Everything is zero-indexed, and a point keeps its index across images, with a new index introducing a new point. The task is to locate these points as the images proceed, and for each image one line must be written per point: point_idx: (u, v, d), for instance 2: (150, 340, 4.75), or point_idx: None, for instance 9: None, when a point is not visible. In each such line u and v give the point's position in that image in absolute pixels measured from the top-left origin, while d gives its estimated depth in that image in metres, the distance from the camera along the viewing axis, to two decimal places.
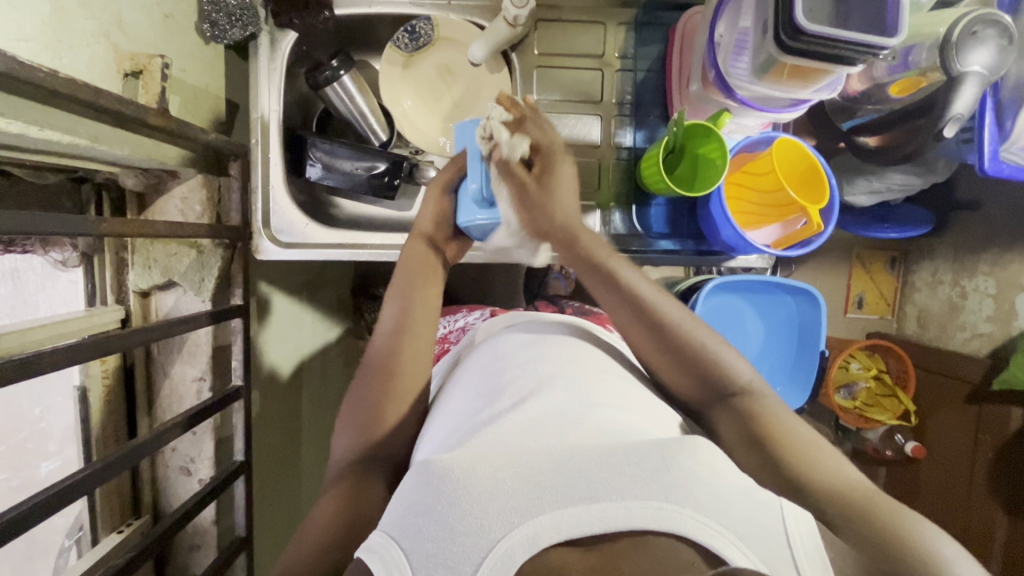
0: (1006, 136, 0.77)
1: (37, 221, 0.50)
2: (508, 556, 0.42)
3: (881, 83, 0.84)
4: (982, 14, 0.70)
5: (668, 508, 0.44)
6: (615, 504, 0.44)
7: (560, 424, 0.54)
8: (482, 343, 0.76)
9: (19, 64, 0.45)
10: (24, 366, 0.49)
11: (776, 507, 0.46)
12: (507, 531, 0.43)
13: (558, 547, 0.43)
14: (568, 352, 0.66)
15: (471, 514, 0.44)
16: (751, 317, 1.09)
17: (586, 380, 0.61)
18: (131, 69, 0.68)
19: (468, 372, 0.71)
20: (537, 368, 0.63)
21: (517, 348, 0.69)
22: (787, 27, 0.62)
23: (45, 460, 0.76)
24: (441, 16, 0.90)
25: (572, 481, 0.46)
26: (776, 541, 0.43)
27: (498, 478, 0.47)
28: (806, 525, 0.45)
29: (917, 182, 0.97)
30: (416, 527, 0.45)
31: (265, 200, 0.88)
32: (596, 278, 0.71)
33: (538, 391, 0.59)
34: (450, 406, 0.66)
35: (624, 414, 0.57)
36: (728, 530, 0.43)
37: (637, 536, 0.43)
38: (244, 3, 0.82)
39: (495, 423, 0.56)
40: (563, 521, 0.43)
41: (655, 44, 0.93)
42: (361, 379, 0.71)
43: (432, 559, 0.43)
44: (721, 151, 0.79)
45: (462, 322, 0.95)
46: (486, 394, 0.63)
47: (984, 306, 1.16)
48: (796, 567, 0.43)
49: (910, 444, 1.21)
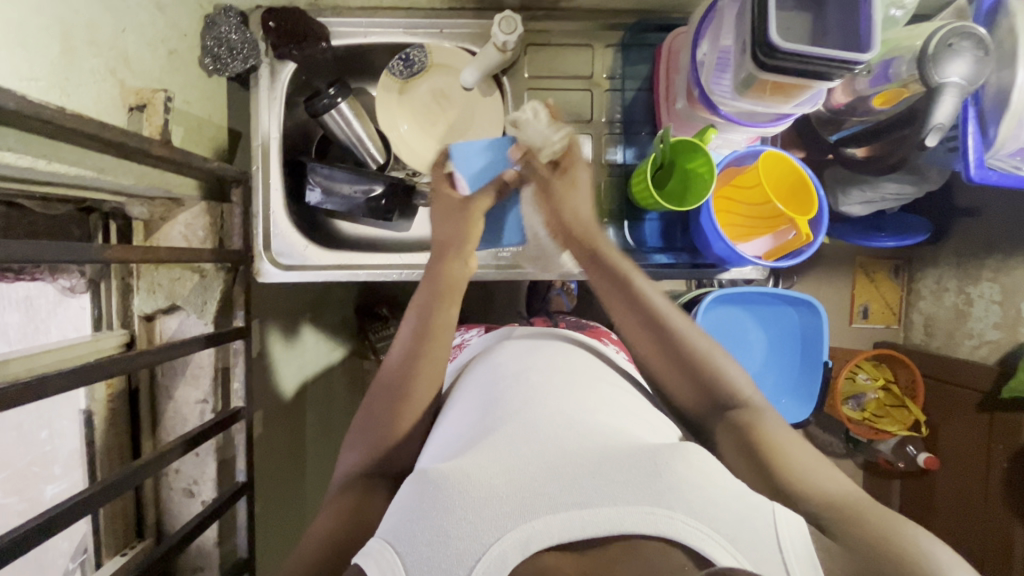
0: (990, 144, 0.78)
1: (46, 250, 0.52)
2: (502, 558, 0.43)
3: (864, 96, 0.84)
4: (957, 27, 0.71)
5: (659, 513, 0.44)
6: (606, 509, 0.44)
7: (556, 430, 0.54)
8: (481, 355, 0.77)
9: (29, 103, 0.48)
10: (30, 389, 0.51)
11: (766, 511, 0.45)
12: (500, 536, 0.44)
13: (551, 551, 0.43)
14: (564, 362, 0.67)
15: (466, 520, 0.45)
16: (753, 328, 1.09)
17: (588, 389, 0.61)
18: (136, 103, 0.72)
19: (466, 383, 0.71)
20: (534, 375, 0.64)
21: (514, 357, 0.69)
22: (762, 47, 0.64)
23: (51, 484, 0.79)
24: (435, 43, 0.94)
25: (563, 488, 0.46)
26: (763, 540, 0.43)
27: (492, 486, 0.47)
28: (799, 534, 0.44)
29: (910, 191, 0.97)
30: (413, 533, 0.46)
31: (266, 223, 0.91)
32: (612, 290, 0.73)
33: (533, 398, 0.59)
34: (450, 413, 0.66)
35: (617, 420, 0.57)
36: (717, 533, 0.43)
37: (628, 541, 0.43)
38: (245, 38, 0.88)
39: (489, 430, 0.56)
40: (554, 526, 0.44)
41: (641, 64, 0.96)
42: (374, 396, 0.69)
43: (427, 562, 0.44)
44: (709, 165, 0.80)
45: (462, 340, 0.94)
46: (484, 400, 0.62)
47: (990, 313, 1.15)
48: (786, 567, 0.42)
49: (922, 455, 1.18)
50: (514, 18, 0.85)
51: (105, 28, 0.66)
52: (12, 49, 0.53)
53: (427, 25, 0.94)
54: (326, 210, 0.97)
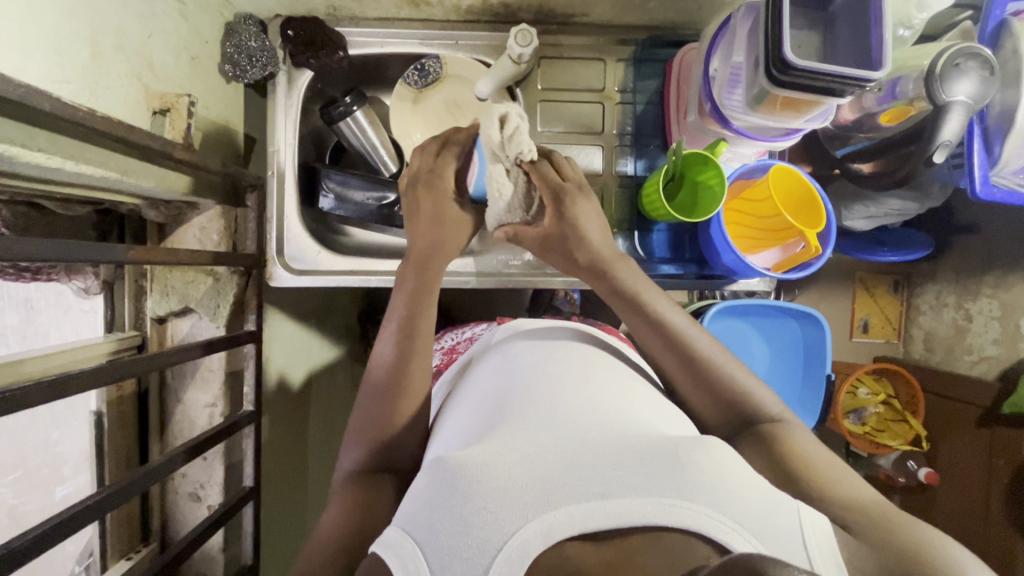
0: (996, 161, 0.80)
1: (70, 250, 0.53)
2: (522, 549, 0.42)
3: (872, 113, 0.87)
4: (964, 47, 0.73)
5: (681, 505, 0.44)
6: (628, 500, 0.44)
7: (571, 418, 0.54)
8: (491, 347, 0.75)
9: (62, 105, 0.49)
10: (51, 388, 0.52)
11: (793, 510, 0.45)
12: (522, 525, 0.43)
13: (571, 541, 0.43)
14: (577, 354, 0.66)
15: (486, 509, 0.44)
16: (757, 342, 1.10)
17: (599, 381, 0.61)
18: (160, 107, 0.73)
19: (476, 373, 0.70)
20: (546, 367, 0.63)
21: (526, 349, 0.68)
22: (776, 63, 0.65)
23: (60, 486, 0.80)
24: (450, 54, 0.95)
25: (583, 478, 0.46)
26: (789, 536, 0.43)
27: (511, 475, 0.47)
28: (822, 533, 0.44)
29: (912, 207, 0.99)
30: (431, 522, 0.45)
31: (280, 228, 0.91)
32: (633, 313, 0.73)
33: (548, 389, 0.58)
34: (462, 403, 0.65)
35: (634, 412, 0.57)
36: (743, 528, 0.43)
37: (652, 532, 0.43)
38: (263, 45, 0.88)
39: (504, 419, 0.55)
40: (575, 516, 0.43)
41: (652, 79, 0.98)
42: (365, 396, 0.69)
43: (448, 552, 0.43)
44: (720, 177, 0.82)
45: (471, 334, 0.93)
46: (497, 390, 0.62)
47: (989, 328, 1.16)
48: (811, 564, 0.42)
49: (922, 469, 1.20)
50: (530, 32, 0.87)
51: (132, 33, 0.67)
52: (46, 52, 0.54)
53: (442, 37, 0.95)
54: (337, 216, 0.98)
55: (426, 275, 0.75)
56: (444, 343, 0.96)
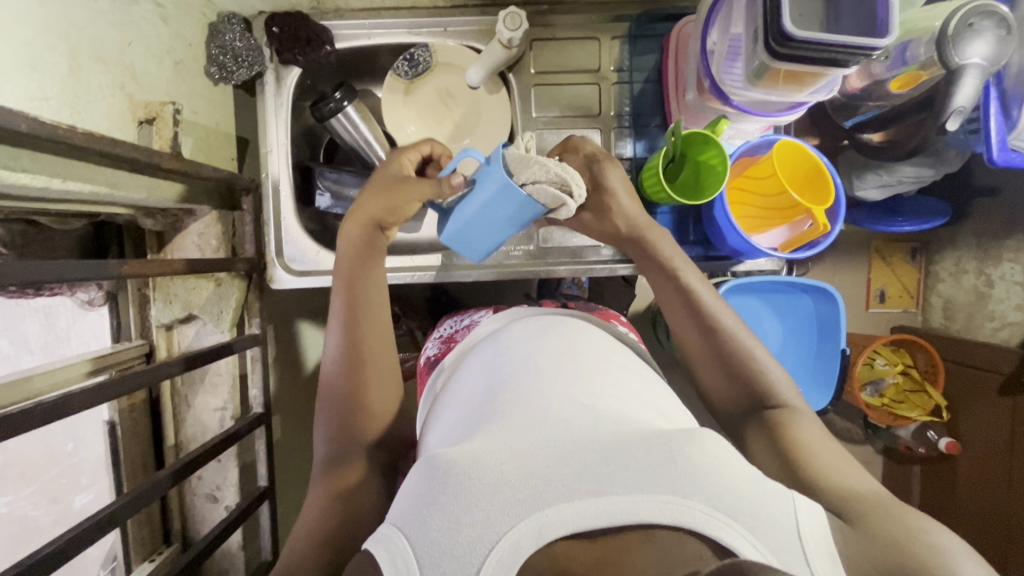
0: (1013, 125, 0.76)
1: (66, 270, 0.53)
2: (514, 550, 0.42)
3: (881, 79, 0.83)
4: (979, 5, 0.69)
5: (675, 501, 0.43)
6: (620, 498, 0.43)
7: (565, 414, 0.52)
8: (487, 338, 0.74)
9: (41, 124, 0.48)
10: (55, 409, 0.52)
11: (787, 499, 0.44)
12: (513, 524, 0.43)
13: (562, 540, 0.42)
14: (569, 343, 0.65)
15: (477, 506, 0.44)
16: (768, 318, 1.08)
17: (591, 371, 0.59)
18: (145, 116, 0.72)
19: (470, 364, 0.69)
20: (540, 360, 0.61)
21: (524, 338, 0.67)
22: (775, 35, 0.62)
23: (79, 494, 0.83)
24: (439, 43, 0.93)
25: (577, 474, 0.45)
26: (785, 530, 0.42)
27: (503, 471, 0.46)
28: (817, 523, 0.43)
29: (928, 174, 0.94)
30: (423, 519, 0.45)
31: (278, 229, 0.89)
32: (667, 284, 0.72)
33: (542, 383, 0.57)
34: (454, 399, 0.64)
35: (626, 405, 0.55)
36: (735, 522, 0.42)
37: (644, 529, 0.42)
38: (249, 44, 0.87)
39: (499, 415, 0.54)
40: (567, 515, 0.43)
41: (650, 55, 0.94)
42: (323, 403, 0.66)
43: (438, 549, 0.43)
44: (721, 158, 0.79)
45: (468, 321, 0.91)
46: (491, 384, 0.60)
47: (1011, 294, 1.12)
48: (810, 564, 0.41)
49: (943, 439, 1.17)
50: (519, 15, 0.84)
51: (112, 42, 0.66)
52: (20, 69, 0.53)
53: (430, 24, 0.93)
54: (336, 214, 0.97)
55: (359, 280, 0.69)
56: (443, 332, 0.94)
